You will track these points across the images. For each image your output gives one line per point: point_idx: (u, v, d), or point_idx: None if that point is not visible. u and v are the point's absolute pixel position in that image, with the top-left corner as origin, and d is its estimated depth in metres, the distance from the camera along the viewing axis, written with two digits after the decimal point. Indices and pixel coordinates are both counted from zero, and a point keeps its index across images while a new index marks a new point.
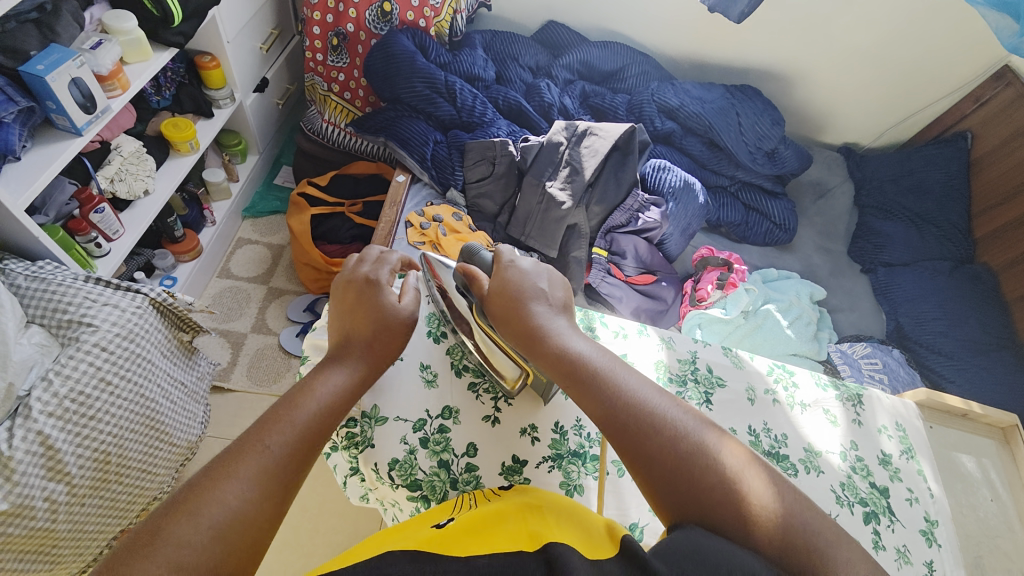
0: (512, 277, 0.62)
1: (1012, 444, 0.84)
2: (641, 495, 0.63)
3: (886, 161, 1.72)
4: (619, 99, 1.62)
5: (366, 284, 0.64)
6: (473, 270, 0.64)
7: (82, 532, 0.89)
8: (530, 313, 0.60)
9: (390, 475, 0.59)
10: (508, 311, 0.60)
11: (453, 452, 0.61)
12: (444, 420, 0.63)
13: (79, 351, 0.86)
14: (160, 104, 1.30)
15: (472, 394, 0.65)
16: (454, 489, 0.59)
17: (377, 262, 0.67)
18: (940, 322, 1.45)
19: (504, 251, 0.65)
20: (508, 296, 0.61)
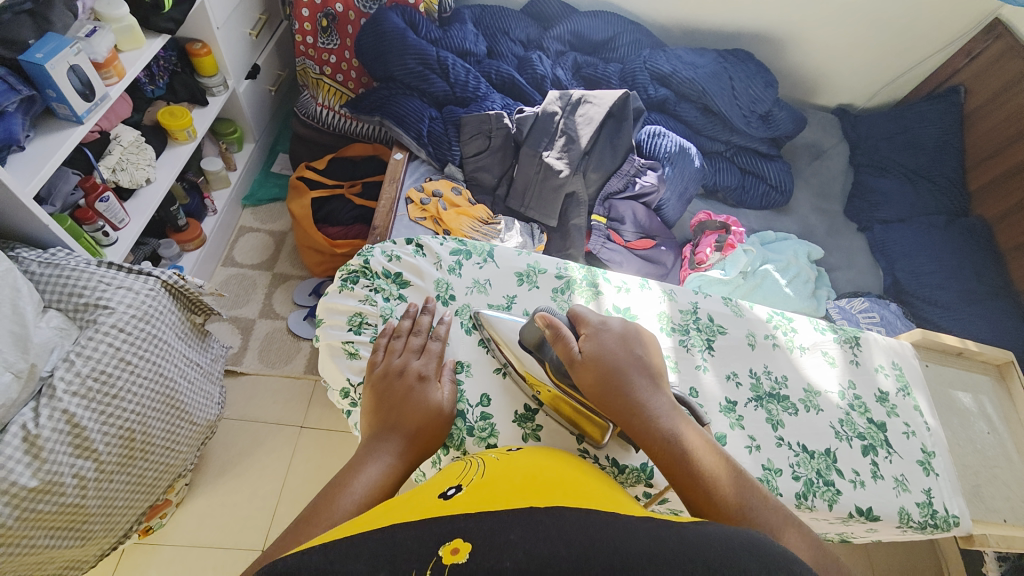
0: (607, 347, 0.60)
1: (1007, 380, 0.88)
2: None
3: (880, 120, 1.72)
4: (612, 68, 1.62)
5: (400, 377, 0.60)
6: (558, 325, 0.61)
7: (111, 508, 0.93)
8: (630, 384, 0.57)
9: None
10: (605, 380, 0.58)
11: (467, 402, 0.64)
12: (458, 374, 0.65)
13: (97, 333, 0.88)
14: (154, 93, 1.31)
15: (482, 348, 0.68)
16: (470, 437, 0.62)
17: (409, 350, 0.63)
18: (935, 275, 1.47)
19: (582, 311, 0.64)
20: (607, 366, 0.58)
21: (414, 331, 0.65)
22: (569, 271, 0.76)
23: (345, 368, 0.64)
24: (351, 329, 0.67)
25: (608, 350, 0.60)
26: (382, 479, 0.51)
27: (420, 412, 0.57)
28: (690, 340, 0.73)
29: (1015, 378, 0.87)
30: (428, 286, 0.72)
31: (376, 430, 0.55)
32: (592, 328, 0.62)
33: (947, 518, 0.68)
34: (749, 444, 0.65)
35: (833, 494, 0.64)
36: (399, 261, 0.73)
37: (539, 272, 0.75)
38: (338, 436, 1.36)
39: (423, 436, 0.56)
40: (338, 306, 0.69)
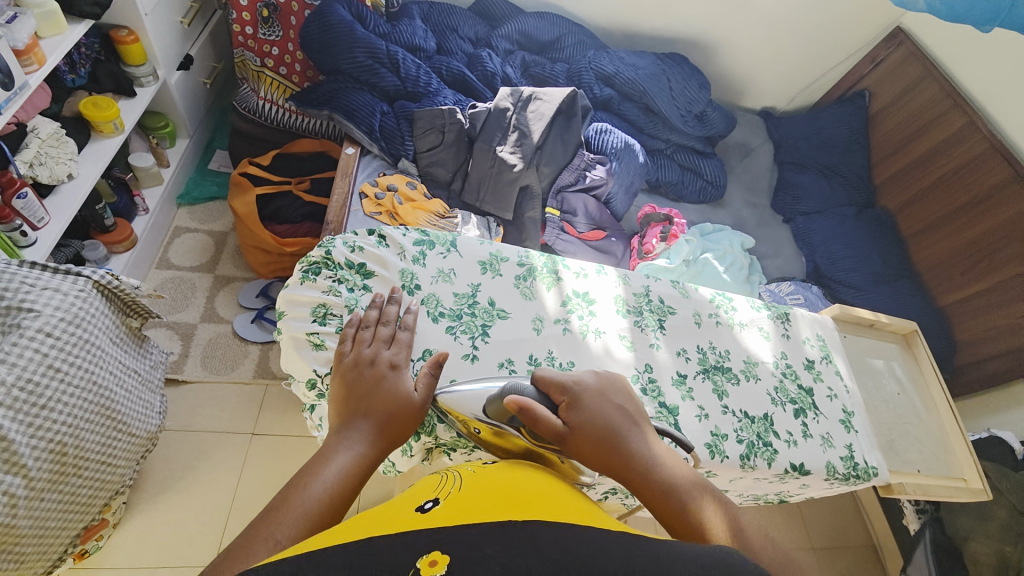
0: (588, 412, 0.56)
1: (912, 346, 0.90)
2: None
3: (800, 121, 1.90)
4: (559, 68, 1.68)
5: (369, 369, 0.57)
6: (530, 406, 0.53)
7: (43, 528, 0.85)
8: (624, 439, 0.55)
9: None
10: (600, 442, 0.54)
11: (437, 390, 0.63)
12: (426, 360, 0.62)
13: (21, 338, 0.80)
14: (75, 83, 1.21)
15: (450, 335, 0.64)
16: (442, 422, 0.63)
17: (379, 341, 0.60)
18: (849, 259, 1.65)
19: (546, 374, 0.58)
20: (597, 430, 0.55)
21: (383, 321, 0.61)
22: (530, 258, 0.71)
23: (311, 359, 0.60)
24: (315, 321, 0.62)
25: (595, 409, 0.56)
26: (351, 467, 0.49)
27: (392, 400, 0.55)
28: (644, 321, 0.72)
29: (919, 345, 0.89)
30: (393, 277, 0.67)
31: (345, 419, 0.53)
32: (567, 392, 0.57)
33: (867, 469, 0.73)
34: (699, 413, 0.68)
35: (771, 452, 0.69)
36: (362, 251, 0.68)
37: (501, 260, 0.69)
38: (293, 442, 1.31)
39: (395, 424, 0.54)
40: (299, 297, 0.63)
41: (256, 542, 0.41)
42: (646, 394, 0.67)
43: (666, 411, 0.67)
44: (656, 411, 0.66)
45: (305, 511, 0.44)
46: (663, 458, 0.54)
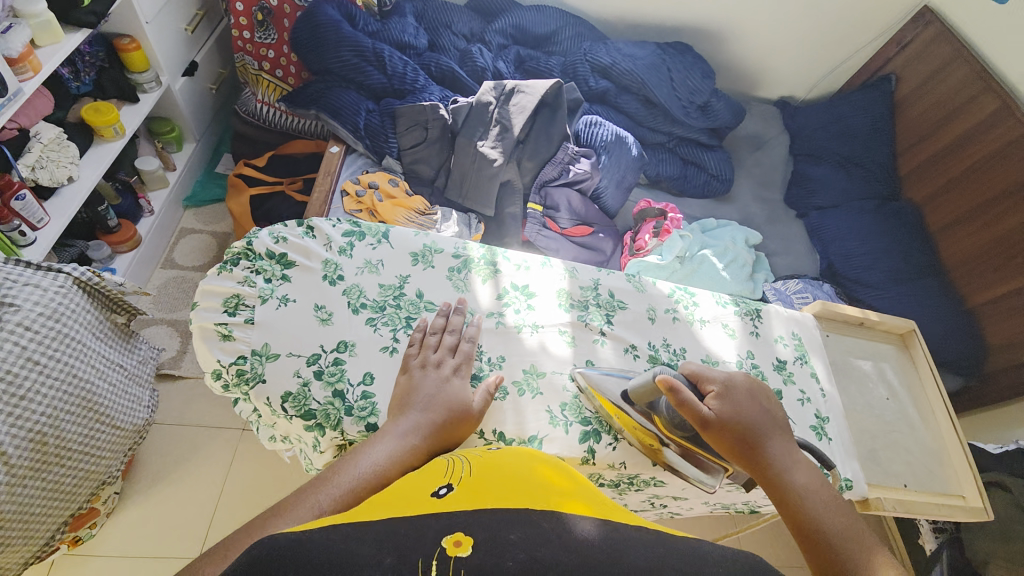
0: (745, 409, 0.59)
1: (910, 348, 0.82)
2: (541, 404, 0.59)
3: (818, 110, 1.78)
4: (554, 62, 1.64)
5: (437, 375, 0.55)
6: (678, 388, 0.55)
7: (27, 514, 0.90)
8: (762, 438, 0.58)
9: (283, 408, 0.52)
10: (741, 437, 0.57)
11: (349, 382, 0.54)
12: (340, 353, 0.56)
13: (2, 331, 0.85)
14: (80, 90, 1.28)
15: (370, 327, 0.58)
16: (349, 416, 0.53)
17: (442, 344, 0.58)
18: (866, 256, 1.53)
19: (698, 367, 0.61)
20: (738, 421, 0.57)
21: (449, 329, 0.59)
22: (467, 249, 0.67)
23: (216, 350, 0.53)
24: (225, 311, 0.55)
25: (745, 404, 0.59)
26: (396, 456, 0.49)
27: (448, 405, 0.54)
28: (589, 317, 0.67)
29: (917, 346, 0.80)
30: (315, 266, 0.60)
31: (400, 410, 0.53)
32: (717, 384, 0.59)
33: (839, 481, 0.65)
34: None
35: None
36: (286, 241, 0.61)
37: (435, 251, 0.66)
38: None
39: (449, 428, 0.53)
40: (210, 286, 0.56)
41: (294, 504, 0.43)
42: (585, 392, 0.61)
43: (607, 410, 0.61)
44: (596, 409, 0.61)
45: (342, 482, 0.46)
46: (799, 466, 0.57)
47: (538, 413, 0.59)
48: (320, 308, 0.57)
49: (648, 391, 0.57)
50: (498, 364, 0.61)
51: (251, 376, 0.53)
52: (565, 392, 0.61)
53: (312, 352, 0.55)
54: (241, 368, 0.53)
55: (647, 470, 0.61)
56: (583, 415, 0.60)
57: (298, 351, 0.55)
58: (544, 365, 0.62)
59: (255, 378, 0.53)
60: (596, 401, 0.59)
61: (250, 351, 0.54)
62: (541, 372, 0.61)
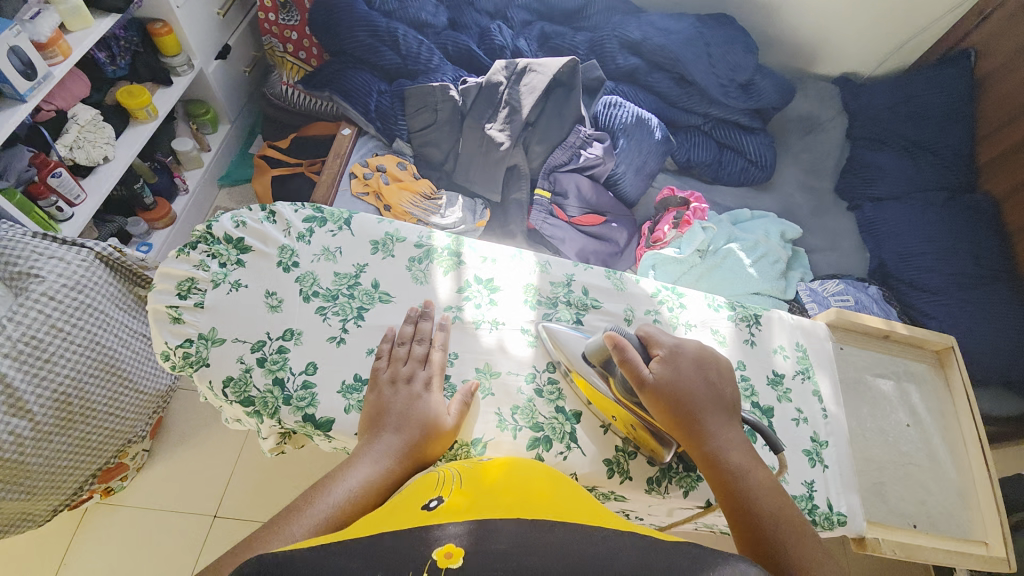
0: (687, 378, 0.52)
1: (946, 368, 0.74)
2: (489, 406, 0.56)
3: (883, 89, 1.57)
4: (581, 38, 1.52)
5: (408, 390, 0.53)
6: (623, 344, 0.52)
7: (55, 466, 0.98)
8: (701, 410, 0.51)
9: (223, 393, 0.52)
10: (677, 408, 0.51)
11: (290, 371, 0.54)
12: (285, 341, 0.55)
13: (28, 300, 0.92)
14: (116, 74, 1.36)
15: (320, 316, 0.57)
16: (287, 406, 0.52)
17: (416, 356, 0.56)
18: (928, 257, 1.33)
19: (653, 329, 0.56)
20: (676, 394, 0.51)
21: (417, 338, 0.57)
22: (430, 239, 0.64)
23: (165, 332, 0.54)
24: (176, 295, 0.56)
25: (686, 373, 0.53)
26: (372, 479, 0.47)
27: (423, 422, 0.51)
28: (557, 315, 0.63)
29: (954, 366, 0.72)
30: (271, 251, 0.60)
31: (375, 431, 0.51)
32: (665, 348, 0.54)
33: (830, 516, 0.58)
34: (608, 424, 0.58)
35: (692, 480, 0.56)
36: (245, 226, 0.61)
37: (397, 240, 0.63)
38: None
39: (424, 446, 0.51)
40: (166, 269, 0.57)
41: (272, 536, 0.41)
42: (540, 396, 0.57)
43: (563, 417, 0.57)
44: (550, 415, 0.57)
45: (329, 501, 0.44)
46: (739, 444, 0.51)
47: (487, 415, 0.56)
48: (271, 294, 0.57)
49: (596, 349, 0.54)
50: (450, 361, 0.58)
51: (196, 359, 0.53)
52: (518, 395, 0.57)
53: (257, 338, 0.55)
54: (187, 351, 0.54)
55: (603, 484, 0.56)
56: (535, 420, 0.56)
57: (243, 337, 0.55)
58: (500, 365, 0.59)
59: (199, 361, 0.53)
60: (563, 362, 0.58)
61: (196, 335, 0.54)
62: (494, 372, 0.57)
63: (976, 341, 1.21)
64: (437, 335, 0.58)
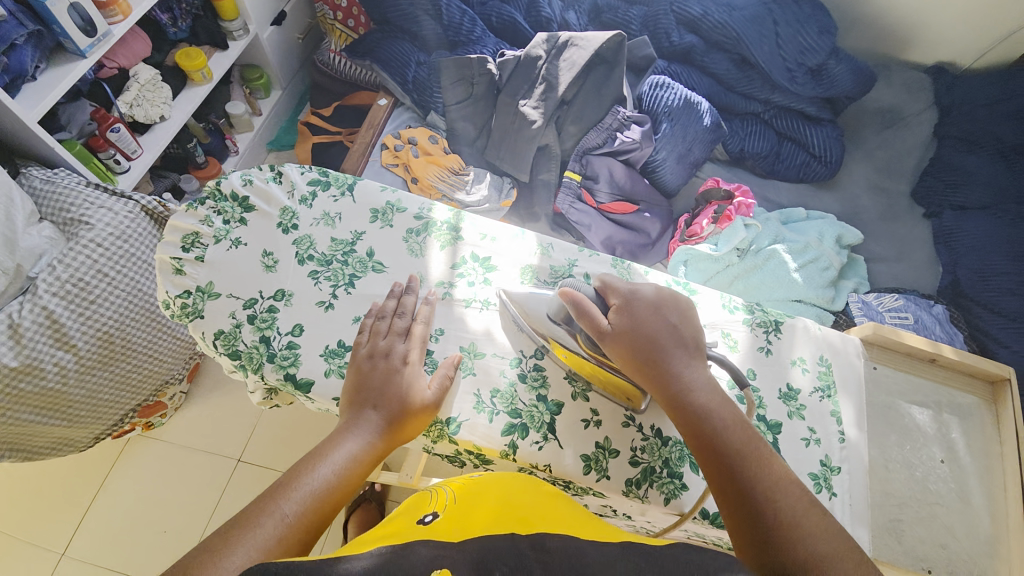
0: (646, 321, 0.53)
1: (999, 402, 0.67)
2: (467, 387, 0.56)
3: (984, 81, 1.35)
4: (635, 12, 1.41)
5: (384, 359, 0.54)
6: (577, 300, 0.54)
7: (96, 398, 1.08)
8: (665, 355, 0.52)
9: (214, 344, 0.56)
10: (638, 351, 0.52)
11: (277, 330, 0.56)
12: (276, 301, 0.58)
13: (79, 245, 1.00)
14: (177, 36, 1.40)
15: (311, 280, 0.59)
16: (270, 363, 0.55)
17: (401, 332, 0.56)
18: (1010, 277, 1.16)
19: (610, 279, 0.57)
20: (635, 339, 0.52)
21: (399, 312, 0.57)
22: (430, 212, 0.65)
23: (168, 282, 0.58)
24: (181, 247, 0.59)
25: (645, 319, 0.53)
26: (356, 455, 0.50)
27: (402, 399, 0.52)
28: None
29: (1008, 401, 0.66)
30: (273, 212, 0.62)
31: (355, 407, 0.52)
32: (622, 296, 0.55)
33: None
34: (587, 419, 0.56)
35: (675, 488, 0.54)
36: (251, 185, 0.64)
37: (398, 210, 0.65)
38: None
39: (404, 422, 0.52)
40: (175, 222, 0.61)
41: (263, 512, 0.43)
42: (523, 382, 0.57)
43: (543, 406, 0.56)
44: (530, 402, 0.56)
45: (311, 495, 0.46)
46: (702, 384, 0.50)
47: (464, 394, 0.56)
48: (268, 255, 0.60)
49: (555, 309, 0.56)
50: (434, 337, 0.58)
51: (192, 310, 0.57)
52: (500, 380, 0.57)
53: (251, 296, 0.58)
54: (185, 302, 0.57)
55: (579, 481, 0.54)
56: (514, 406, 0.56)
57: (238, 293, 0.58)
58: (485, 347, 0.58)
59: (195, 313, 0.57)
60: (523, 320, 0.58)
61: (195, 288, 0.58)
62: (477, 352, 0.57)
63: None
64: (421, 309, 0.58)
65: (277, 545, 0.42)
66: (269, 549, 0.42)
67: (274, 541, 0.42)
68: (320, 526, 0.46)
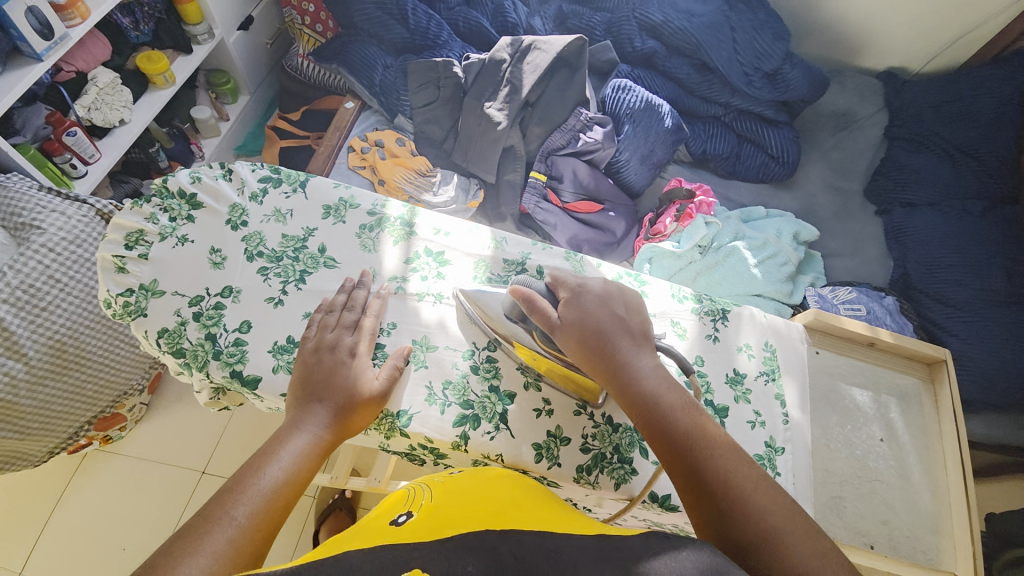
0: (596, 315, 0.54)
1: (937, 383, 0.71)
2: (417, 381, 0.57)
3: (928, 85, 1.42)
4: (598, 18, 1.45)
5: (327, 350, 0.55)
6: (530, 295, 0.55)
7: (49, 410, 1.04)
8: (614, 345, 0.52)
9: (157, 343, 0.56)
10: (589, 344, 0.53)
11: (223, 327, 0.57)
12: (222, 298, 0.58)
13: (29, 251, 0.97)
14: (139, 40, 1.37)
15: (261, 276, 0.60)
16: (216, 360, 0.55)
17: (346, 325, 0.57)
18: (955, 269, 1.21)
19: (561, 273, 0.58)
20: (586, 332, 0.53)
21: (349, 306, 0.58)
22: (384, 208, 0.66)
23: (111, 281, 0.58)
24: (124, 245, 0.60)
25: (593, 309, 0.54)
26: (306, 450, 0.50)
27: (348, 389, 0.53)
28: None
29: (944, 382, 0.70)
30: (222, 209, 0.63)
31: (302, 403, 0.52)
32: (570, 290, 0.56)
33: None
34: (540, 408, 0.58)
35: (625, 473, 0.56)
36: (199, 182, 0.64)
37: (350, 206, 0.66)
38: None
39: (353, 412, 0.52)
40: (120, 221, 0.61)
41: (211, 520, 0.43)
42: (475, 373, 0.58)
43: (495, 397, 0.57)
44: (483, 393, 0.57)
45: (261, 497, 0.46)
46: (651, 371, 0.51)
47: (416, 387, 0.56)
48: (216, 252, 0.60)
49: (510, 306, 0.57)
50: (386, 330, 0.59)
51: (134, 308, 0.57)
52: (451, 371, 0.58)
53: (196, 293, 0.58)
54: (127, 300, 0.57)
55: (532, 469, 0.56)
56: (466, 398, 0.57)
57: (183, 291, 0.58)
58: (438, 339, 0.59)
59: (137, 311, 0.57)
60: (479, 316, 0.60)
61: (138, 286, 0.58)
62: (429, 345, 0.58)
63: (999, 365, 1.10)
64: (371, 302, 0.59)
65: (229, 548, 0.42)
66: (218, 555, 0.41)
67: (225, 545, 0.42)
68: (273, 526, 0.46)
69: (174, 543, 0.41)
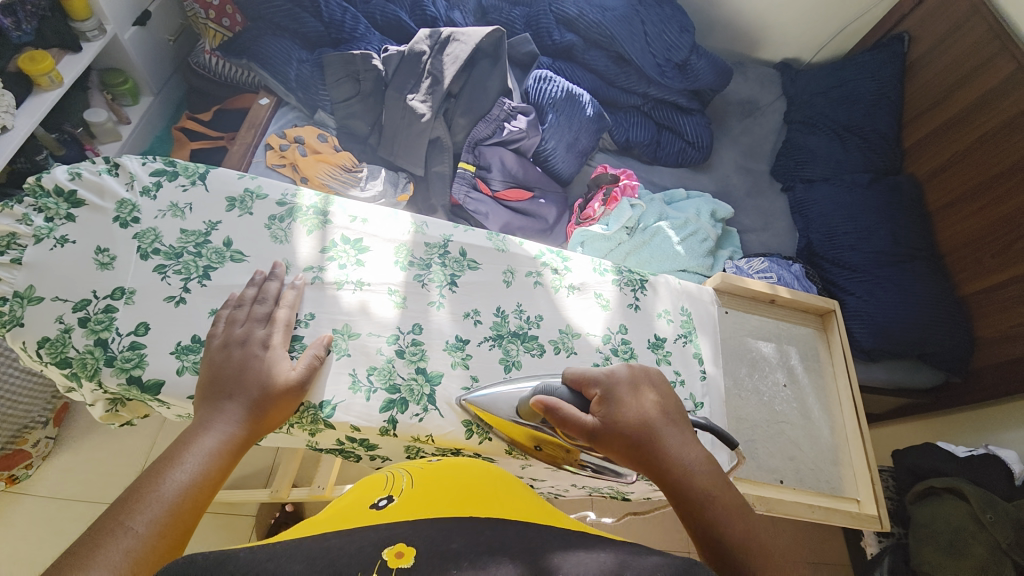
0: (631, 416, 0.53)
1: (828, 331, 0.80)
2: (334, 372, 0.55)
3: (819, 72, 1.55)
4: (517, 13, 1.48)
5: (231, 354, 0.52)
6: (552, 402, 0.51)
7: None
8: (652, 442, 0.52)
9: (38, 354, 0.51)
10: (630, 440, 0.52)
11: (116, 331, 0.53)
12: (114, 300, 0.54)
13: None
14: (21, 40, 1.20)
15: (158, 275, 0.56)
16: (109, 367, 0.51)
17: (256, 319, 0.55)
18: (851, 235, 1.33)
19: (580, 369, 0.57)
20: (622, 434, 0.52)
21: (259, 298, 0.56)
22: (295, 197, 0.64)
23: None
24: None
25: (631, 404, 0.54)
26: (215, 449, 0.47)
27: (261, 383, 0.51)
28: (429, 276, 0.64)
29: (834, 329, 0.79)
30: (109, 206, 0.59)
31: (210, 402, 0.50)
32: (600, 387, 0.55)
33: None
34: (469, 385, 0.58)
35: None
36: (80, 177, 0.59)
37: (258, 197, 0.63)
38: None
39: (271, 405, 0.51)
40: None
41: (107, 530, 0.40)
42: (401, 357, 0.58)
43: (423, 378, 0.57)
44: (409, 376, 0.57)
45: (162, 505, 0.43)
46: (701, 459, 0.52)
47: (339, 375, 0.55)
48: (104, 251, 0.56)
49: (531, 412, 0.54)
50: (303, 322, 0.57)
51: (7, 319, 0.51)
52: (376, 357, 0.57)
53: (82, 297, 0.53)
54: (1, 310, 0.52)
55: (464, 446, 0.56)
56: (393, 381, 0.56)
57: (66, 296, 0.53)
58: (360, 327, 0.59)
59: (12, 321, 0.52)
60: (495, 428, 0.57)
61: (12, 294, 0.52)
62: (350, 332, 0.57)
63: (894, 318, 1.22)
64: (286, 293, 0.57)
65: (126, 560, 0.39)
66: (116, 569, 0.39)
67: (122, 556, 0.39)
68: (179, 533, 0.43)
69: (63, 560, 0.38)
